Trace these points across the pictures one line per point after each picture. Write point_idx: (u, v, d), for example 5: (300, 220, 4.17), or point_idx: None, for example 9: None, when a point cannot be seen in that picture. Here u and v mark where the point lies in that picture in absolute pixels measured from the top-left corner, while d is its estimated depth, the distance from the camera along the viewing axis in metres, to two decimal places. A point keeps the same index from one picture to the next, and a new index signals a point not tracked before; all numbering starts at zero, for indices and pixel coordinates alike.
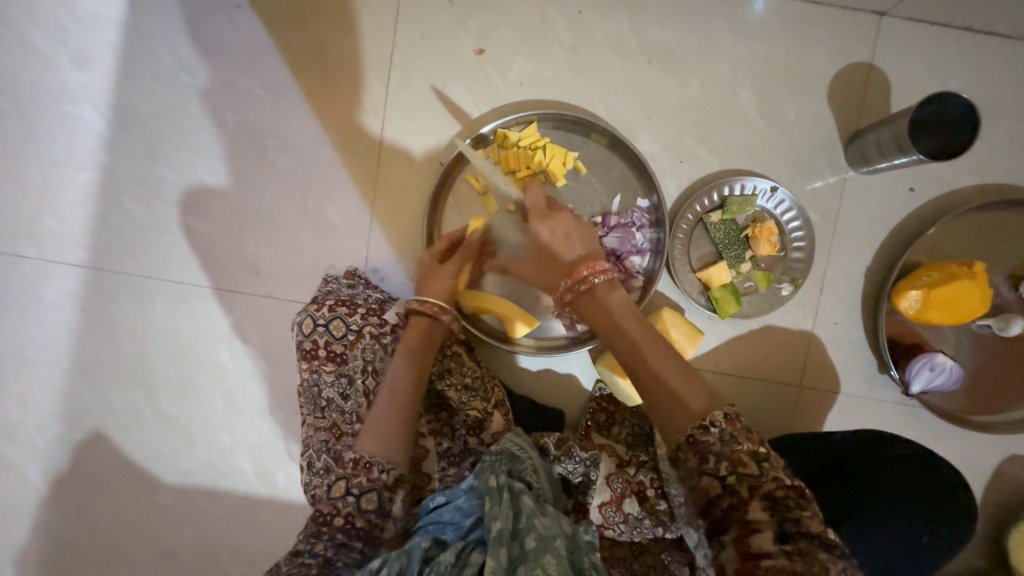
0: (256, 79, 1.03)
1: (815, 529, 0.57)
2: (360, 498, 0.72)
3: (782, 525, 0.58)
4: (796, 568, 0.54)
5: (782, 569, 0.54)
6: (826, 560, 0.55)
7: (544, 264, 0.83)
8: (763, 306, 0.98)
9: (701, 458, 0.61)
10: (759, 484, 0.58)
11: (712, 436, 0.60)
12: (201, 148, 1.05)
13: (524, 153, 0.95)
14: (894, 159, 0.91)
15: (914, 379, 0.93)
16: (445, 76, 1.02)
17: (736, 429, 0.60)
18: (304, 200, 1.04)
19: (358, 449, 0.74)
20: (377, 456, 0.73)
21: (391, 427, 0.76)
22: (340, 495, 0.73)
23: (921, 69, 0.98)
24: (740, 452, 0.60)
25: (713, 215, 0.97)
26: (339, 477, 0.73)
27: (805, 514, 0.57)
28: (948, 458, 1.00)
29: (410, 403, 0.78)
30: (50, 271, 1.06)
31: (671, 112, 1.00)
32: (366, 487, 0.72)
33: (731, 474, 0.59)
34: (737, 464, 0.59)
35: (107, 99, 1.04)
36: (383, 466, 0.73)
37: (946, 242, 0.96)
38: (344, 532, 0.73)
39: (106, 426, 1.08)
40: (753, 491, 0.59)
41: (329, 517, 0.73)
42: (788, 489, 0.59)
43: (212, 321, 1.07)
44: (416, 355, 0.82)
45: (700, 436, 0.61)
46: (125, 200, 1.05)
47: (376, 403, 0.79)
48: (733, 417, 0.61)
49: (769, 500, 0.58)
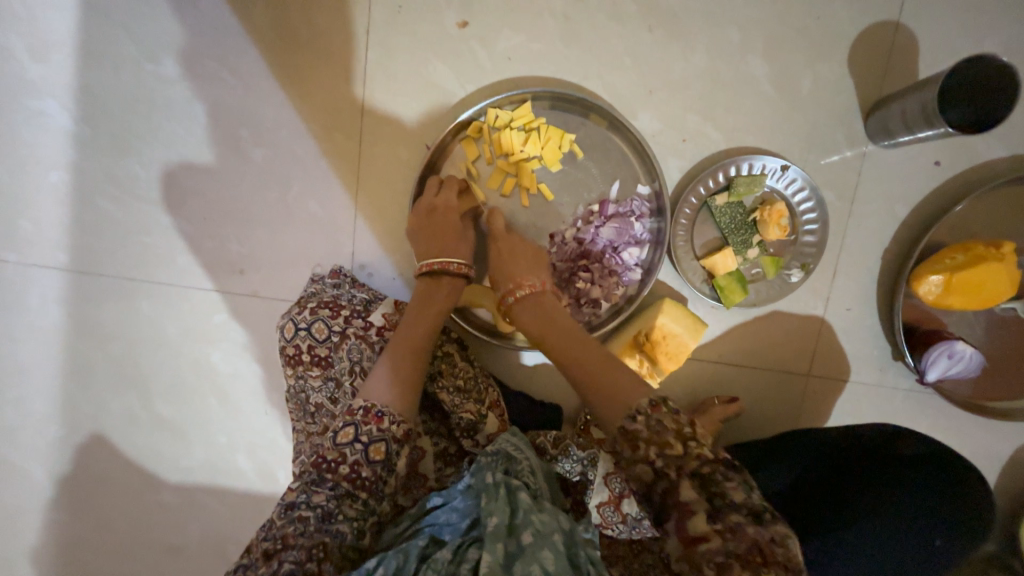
0: (224, 64, 0.96)
1: (741, 500, 0.52)
2: (368, 447, 0.71)
3: (712, 504, 0.53)
4: (730, 549, 0.51)
5: (716, 552, 0.51)
6: (757, 533, 0.51)
7: (498, 263, 0.85)
8: (771, 294, 0.92)
9: (631, 445, 0.57)
10: (686, 464, 0.54)
11: (639, 423, 0.58)
12: (173, 141, 0.99)
13: (518, 136, 0.89)
14: (918, 132, 0.83)
15: (931, 368, 0.87)
16: (426, 53, 0.94)
17: (662, 414, 0.58)
18: (284, 193, 0.99)
19: (367, 397, 0.74)
20: (390, 405, 0.73)
21: (401, 382, 0.76)
22: (346, 442, 0.71)
23: (955, 26, 0.88)
24: (666, 433, 0.56)
25: (718, 198, 0.90)
26: (348, 424, 0.72)
27: (731, 486, 0.53)
28: (960, 445, 0.96)
29: (416, 366, 0.79)
30: (32, 274, 1.03)
31: (673, 86, 0.91)
32: (375, 436, 0.71)
33: (659, 457, 0.55)
34: (664, 446, 0.55)
35: (70, 91, 0.98)
36: (395, 418, 0.73)
37: (973, 220, 0.89)
38: (349, 481, 0.70)
39: (104, 428, 1.08)
40: (680, 471, 0.54)
41: (334, 465, 0.70)
42: (715, 464, 0.55)
43: (199, 321, 1.04)
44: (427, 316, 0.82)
45: (629, 425, 0.58)
46: (99, 199, 1.01)
47: (384, 355, 0.79)
48: (658, 403, 0.59)
49: (697, 477, 0.54)
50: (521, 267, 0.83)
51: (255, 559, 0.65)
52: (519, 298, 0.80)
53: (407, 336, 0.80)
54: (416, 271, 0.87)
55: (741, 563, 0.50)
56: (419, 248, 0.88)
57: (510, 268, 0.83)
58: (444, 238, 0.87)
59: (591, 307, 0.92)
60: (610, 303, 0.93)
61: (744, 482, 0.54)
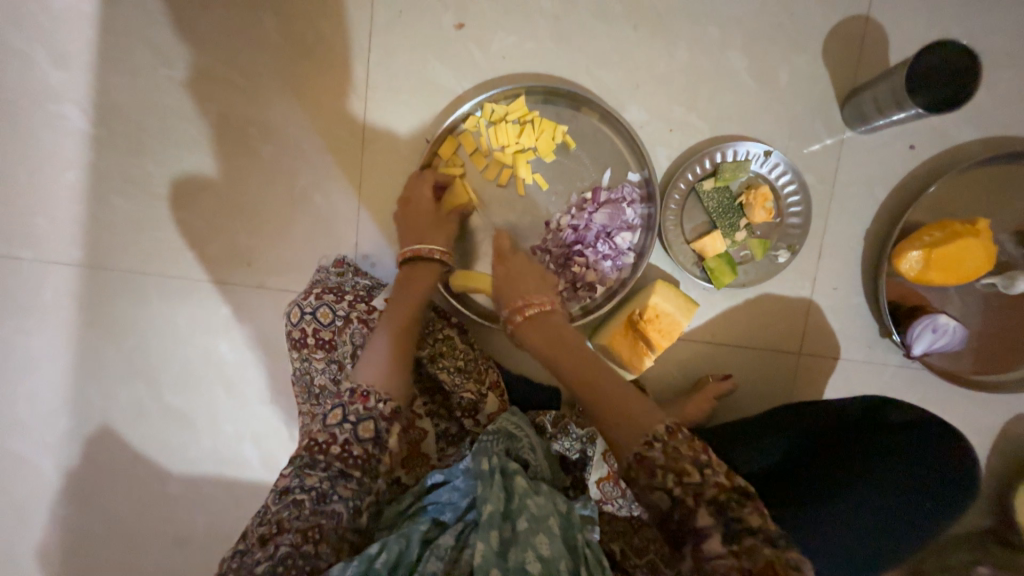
0: (234, 67, 1.02)
1: (756, 523, 0.55)
2: (357, 425, 0.73)
3: (728, 526, 0.55)
4: (744, 568, 0.53)
5: (732, 570, 0.54)
6: (772, 556, 0.53)
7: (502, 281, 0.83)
8: (759, 275, 0.96)
9: (649, 473, 0.58)
10: (702, 492, 0.56)
11: (656, 451, 0.59)
12: (184, 141, 1.04)
13: (513, 129, 0.95)
14: (892, 115, 0.88)
15: (916, 342, 0.91)
16: (425, 54, 0.99)
17: (679, 440, 0.59)
18: (290, 188, 1.04)
19: (355, 378, 0.76)
20: (375, 385, 0.75)
21: (388, 361, 0.78)
22: (337, 423, 0.73)
23: (921, 19, 0.94)
24: (683, 461, 0.58)
25: (705, 183, 0.94)
26: (336, 405, 0.74)
27: (747, 511, 0.55)
28: (951, 420, 0.99)
29: (405, 346, 0.80)
30: (47, 270, 1.07)
31: (659, 79, 0.97)
32: (362, 414, 0.73)
33: (677, 485, 0.57)
34: (682, 474, 0.57)
35: (89, 95, 1.03)
36: (382, 396, 0.74)
37: (949, 200, 0.93)
38: (341, 460, 0.71)
39: (112, 421, 1.10)
40: (698, 498, 0.56)
41: (326, 446, 0.72)
42: (730, 490, 0.56)
43: (208, 313, 1.07)
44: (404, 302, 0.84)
45: (646, 453, 0.59)
46: (114, 197, 1.05)
47: (374, 340, 0.80)
48: (673, 429, 0.60)
49: (715, 505, 0.56)
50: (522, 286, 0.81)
51: (251, 545, 0.69)
52: (529, 317, 0.77)
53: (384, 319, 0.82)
54: (400, 257, 0.90)
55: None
56: (404, 236, 0.91)
57: (513, 288, 0.81)
58: (436, 229, 0.91)
59: (588, 291, 0.96)
60: (606, 287, 0.97)
61: (759, 505, 0.56)
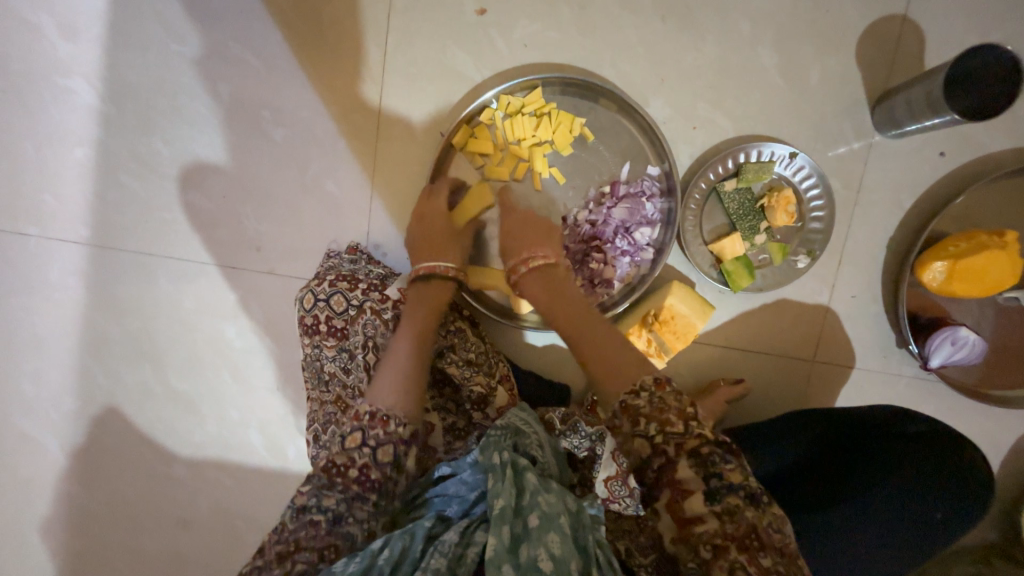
0: (248, 45, 0.99)
1: (739, 481, 0.53)
2: (377, 449, 0.70)
3: (709, 483, 0.53)
4: (728, 530, 0.52)
5: (714, 533, 0.52)
6: (755, 515, 0.52)
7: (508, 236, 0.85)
8: (777, 279, 0.94)
9: (632, 421, 0.57)
10: (685, 444, 0.54)
11: (641, 401, 0.58)
12: (195, 121, 1.02)
13: (529, 121, 0.92)
14: (924, 121, 0.86)
15: (934, 353, 0.90)
16: (445, 39, 0.96)
17: (665, 392, 0.58)
18: (302, 173, 1.01)
19: (373, 401, 0.73)
20: (394, 408, 0.72)
21: (405, 385, 0.75)
22: (355, 446, 0.69)
23: (961, 21, 0.90)
24: (668, 412, 0.56)
25: (727, 184, 0.92)
26: (355, 427, 0.70)
27: (727, 466, 0.53)
28: (964, 433, 0.98)
29: (420, 369, 0.78)
30: (54, 248, 1.06)
31: (685, 74, 0.94)
32: (383, 439, 0.70)
33: (659, 433, 0.55)
34: (666, 424, 0.55)
35: (98, 69, 1.01)
36: (401, 419, 0.72)
37: (977, 211, 0.91)
38: (359, 484, 0.68)
39: (118, 401, 1.10)
40: (679, 449, 0.54)
41: (344, 468, 0.69)
42: (715, 445, 0.54)
43: (216, 298, 1.06)
44: (411, 322, 0.81)
45: (631, 401, 0.59)
46: (123, 176, 1.03)
47: (391, 359, 0.78)
48: (662, 382, 0.59)
49: (697, 458, 0.54)
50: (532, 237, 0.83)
51: (267, 561, 0.62)
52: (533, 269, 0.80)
53: (398, 342, 0.79)
54: (416, 271, 0.87)
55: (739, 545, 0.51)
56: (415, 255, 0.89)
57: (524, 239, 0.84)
58: (440, 234, 0.89)
59: (605, 288, 0.94)
60: (623, 283, 0.95)
61: (742, 464, 0.54)
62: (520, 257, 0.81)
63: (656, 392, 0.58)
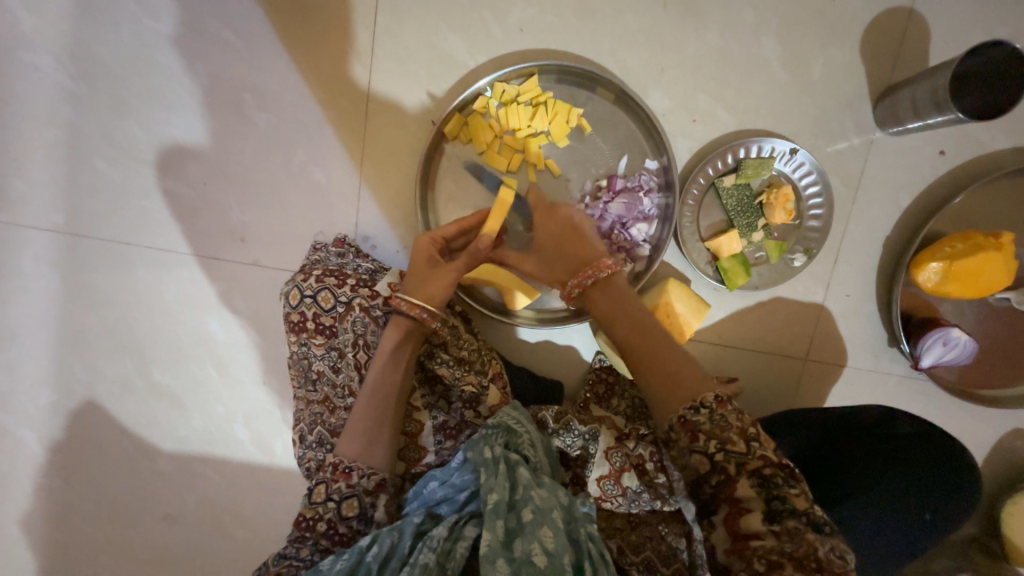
0: (228, 23, 0.93)
1: (803, 508, 0.54)
2: (340, 504, 0.74)
3: (770, 504, 0.56)
4: (785, 550, 0.53)
5: (770, 551, 0.54)
6: (816, 541, 0.53)
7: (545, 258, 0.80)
8: (773, 277, 0.93)
9: (690, 437, 0.60)
10: (746, 462, 0.57)
11: (701, 416, 0.60)
12: (173, 103, 0.96)
13: (525, 111, 0.89)
14: (928, 118, 0.84)
15: (926, 353, 0.89)
16: (437, 21, 0.92)
17: (728, 410, 0.60)
18: (287, 161, 0.97)
19: (338, 452, 0.76)
20: (357, 459, 0.75)
21: (370, 434, 0.76)
22: (320, 501, 0.74)
23: (967, 15, 0.88)
24: (729, 430, 0.58)
25: (726, 180, 0.90)
26: (320, 480, 0.75)
27: (791, 491, 0.55)
28: (949, 431, 0.99)
29: (388, 412, 0.77)
30: (23, 236, 1.01)
31: (686, 64, 0.91)
32: (345, 493, 0.74)
33: (719, 451, 0.58)
34: (727, 443, 0.58)
35: (65, 45, 0.95)
36: (362, 471, 0.75)
37: (974, 211, 0.90)
38: (328, 537, 0.74)
39: (97, 395, 1.06)
40: (740, 468, 0.57)
41: (312, 522, 0.74)
42: (778, 468, 0.57)
43: (198, 289, 1.02)
44: (383, 361, 0.78)
45: (690, 416, 0.60)
46: (96, 160, 0.98)
47: (356, 408, 0.78)
48: (724, 399, 0.61)
49: (759, 478, 0.57)
50: (584, 253, 0.77)
51: None
52: (597, 281, 0.74)
53: (370, 381, 0.78)
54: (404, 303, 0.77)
55: (796, 565, 0.53)
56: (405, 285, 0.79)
57: (568, 257, 0.78)
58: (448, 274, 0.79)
59: None
60: None
61: (804, 489, 0.56)
62: (583, 271, 0.75)
63: (717, 409, 0.60)
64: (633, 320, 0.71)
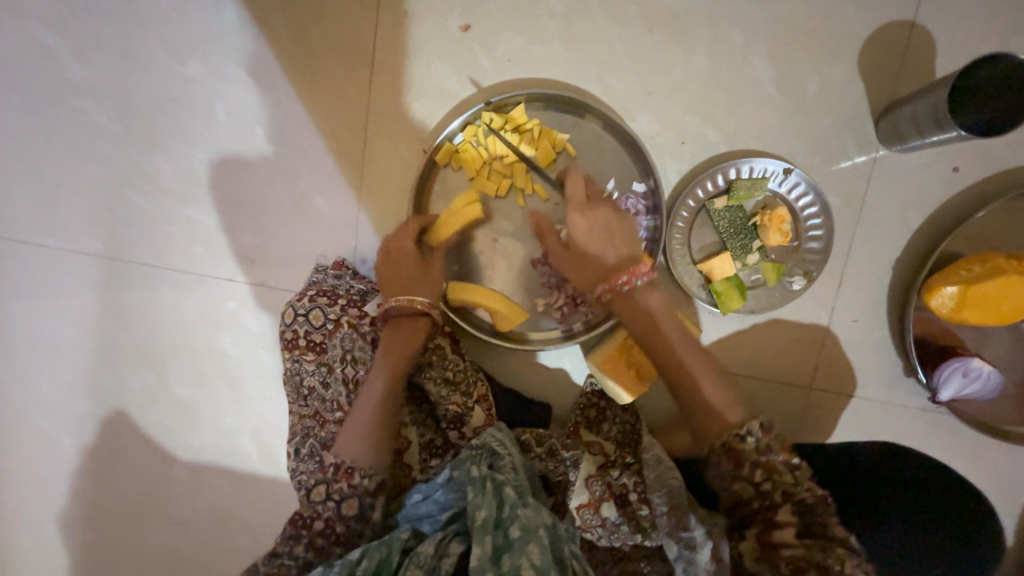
0: (243, 65, 1.02)
1: (839, 533, 0.58)
2: (340, 503, 0.74)
3: (810, 526, 0.59)
4: (814, 560, 0.56)
5: (802, 563, 0.57)
6: (844, 554, 0.57)
7: (587, 254, 0.83)
8: (771, 301, 0.89)
9: (735, 463, 0.63)
10: (794, 494, 0.60)
11: (748, 445, 0.62)
12: (195, 138, 1.06)
13: (511, 137, 0.91)
14: (929, 137, 0.79)
15: (943, 386, 0.82)
16: (429, 55, 0.96)
17: (772, 439, 0.63)
18: (292, 189, 1.04)
19: (338, 453, 0.76)
20: (359, 461, 0.75)
21: (371, 434, 0.77)
22: (320, 500, 0.74)
23: (975, 25, 0.84)
24: (774, 459, 0.61)
25: (717, 202, 0.88)
26: (319, 480, 0.75)
27: (830, 519, 0.59)
28: (977, 470, 0.91)
29: (389, 410, 0.79)
30: (66, 259, 1.12)
31: (673, 87, 0.90)
32: (347, 492, 0.74)
33: (766, 481, 0.61)
34: (773, 472, 0.61)
35: (106, 90, 1.06)
36: (365, 472, 0.75)
37: (995, 231, 0.83)
38: (324, 537, 0.73)
39: (124, 404, 1.15)
40: (786, 497, 0.60)
41: (309, 521, 0.74)
42: (819, 498, 0.60)
43: (212, 307, 1.10)
44: (386, 366, 0.81)
45: (736, 443, 0.63)
46: (129, 191, 1.09)
47: (359, 407, 0.79)
48: (768, 427, 0.63)
49: (801, 507, 0.60)
50: (619, 260, 0.80)
51: None
52: (624, 291, 0.77)
53: (372, 385, 0.80)
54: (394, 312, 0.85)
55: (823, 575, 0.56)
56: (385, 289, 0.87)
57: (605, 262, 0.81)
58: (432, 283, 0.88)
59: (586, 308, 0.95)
60: None
61: (841, 521, 0.59)
62: (615, 280, 0.78)
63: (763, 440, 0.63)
64: (672, 328, 0.74)
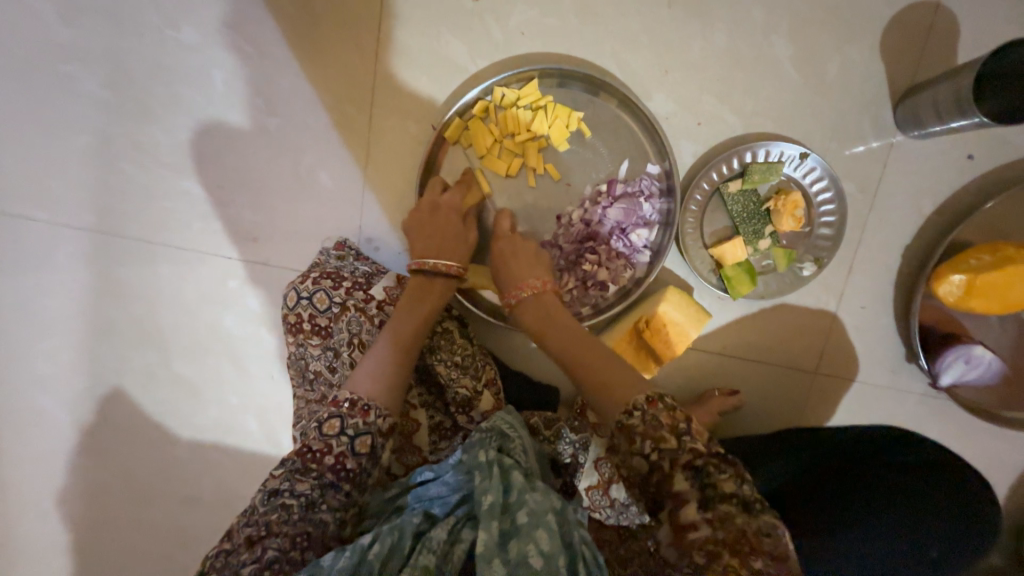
0: (242, 32, 0.97)
1: (732, 491, 0.51)
2: (354, 440, 0.69)
3: (704, 492, 0.51)
4: (721, 539, 0.50)
5: (707, 541, 0.50)
6: (745, 522, 0.49)
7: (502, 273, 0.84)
8: (783, 286, 0.89)
9: (628, 440, 0.55)
10: (680, 459, 0.52)
11: (635, 420, 0.55)
12: (191, 109, 1.01)
13: (523, 115, 0.88)
14: (951, 123, 0.79)
15: (945, 371, 0.84)
16: (439, 26, 0.93)
17: (659, 408, 0.55)
18: (296, 164, 1.01)
19: (353, 389, 0.73)
20: (376, 399, 0.72)
21: (389, 376, 0.75)
22: (332, 433, 0.69)
23: (999, 9, 0.83)
24: (662, 428, 0.54)
25: (731, 186, 0.87)
26: (334, 415, 0.70)
27: (722, 476, 0.51)
28: (972, 453, 0.94)
29: (408, 354, 0.78)
30: (59, 234, 1.08)
31: (691, 65, 0.88)
32: (361, 429, 0.70)
33: (654, 451, 0.53)
34: (660, 441, 0.53)
35: (96, 56, 1.01)
36: (382, 412, 0.72)
37: (1007, 219, 0.84)
38: (334, 471, 0.68)
39: (124, 383, 1.14)
40: (674, 464, 0.52)
41: (319, 455, 0.68)
42: (711, 457, 0.52)
43: (213, 286, 1.07)
44: (407, 315, 0.81)
45: (626, 420, 0.56)
46: (123, 163, 1.05)
47: (376, 351, 0.78)
48: (655, 398, 0.56)
49: (693, 472, 0.52)
50: (521, 274, 0.82)
51: (237, 545, 0.64)
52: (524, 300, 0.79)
53: (390, 331, 0.79)
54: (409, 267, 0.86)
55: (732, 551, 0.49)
56: (413, 241, 0.87)
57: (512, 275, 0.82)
58: (447, 233, 0.86)
59: (599, 289, 0.91)
60: (618, 285, 0.91)
61: (738, 473, 0.52)
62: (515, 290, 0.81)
63: (649, 409, 0.56)
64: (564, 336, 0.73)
